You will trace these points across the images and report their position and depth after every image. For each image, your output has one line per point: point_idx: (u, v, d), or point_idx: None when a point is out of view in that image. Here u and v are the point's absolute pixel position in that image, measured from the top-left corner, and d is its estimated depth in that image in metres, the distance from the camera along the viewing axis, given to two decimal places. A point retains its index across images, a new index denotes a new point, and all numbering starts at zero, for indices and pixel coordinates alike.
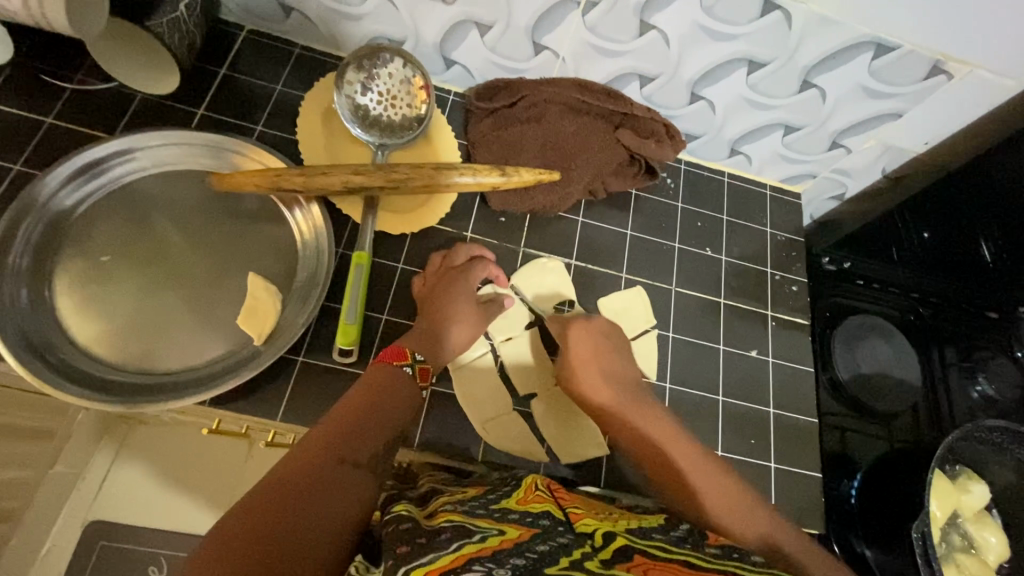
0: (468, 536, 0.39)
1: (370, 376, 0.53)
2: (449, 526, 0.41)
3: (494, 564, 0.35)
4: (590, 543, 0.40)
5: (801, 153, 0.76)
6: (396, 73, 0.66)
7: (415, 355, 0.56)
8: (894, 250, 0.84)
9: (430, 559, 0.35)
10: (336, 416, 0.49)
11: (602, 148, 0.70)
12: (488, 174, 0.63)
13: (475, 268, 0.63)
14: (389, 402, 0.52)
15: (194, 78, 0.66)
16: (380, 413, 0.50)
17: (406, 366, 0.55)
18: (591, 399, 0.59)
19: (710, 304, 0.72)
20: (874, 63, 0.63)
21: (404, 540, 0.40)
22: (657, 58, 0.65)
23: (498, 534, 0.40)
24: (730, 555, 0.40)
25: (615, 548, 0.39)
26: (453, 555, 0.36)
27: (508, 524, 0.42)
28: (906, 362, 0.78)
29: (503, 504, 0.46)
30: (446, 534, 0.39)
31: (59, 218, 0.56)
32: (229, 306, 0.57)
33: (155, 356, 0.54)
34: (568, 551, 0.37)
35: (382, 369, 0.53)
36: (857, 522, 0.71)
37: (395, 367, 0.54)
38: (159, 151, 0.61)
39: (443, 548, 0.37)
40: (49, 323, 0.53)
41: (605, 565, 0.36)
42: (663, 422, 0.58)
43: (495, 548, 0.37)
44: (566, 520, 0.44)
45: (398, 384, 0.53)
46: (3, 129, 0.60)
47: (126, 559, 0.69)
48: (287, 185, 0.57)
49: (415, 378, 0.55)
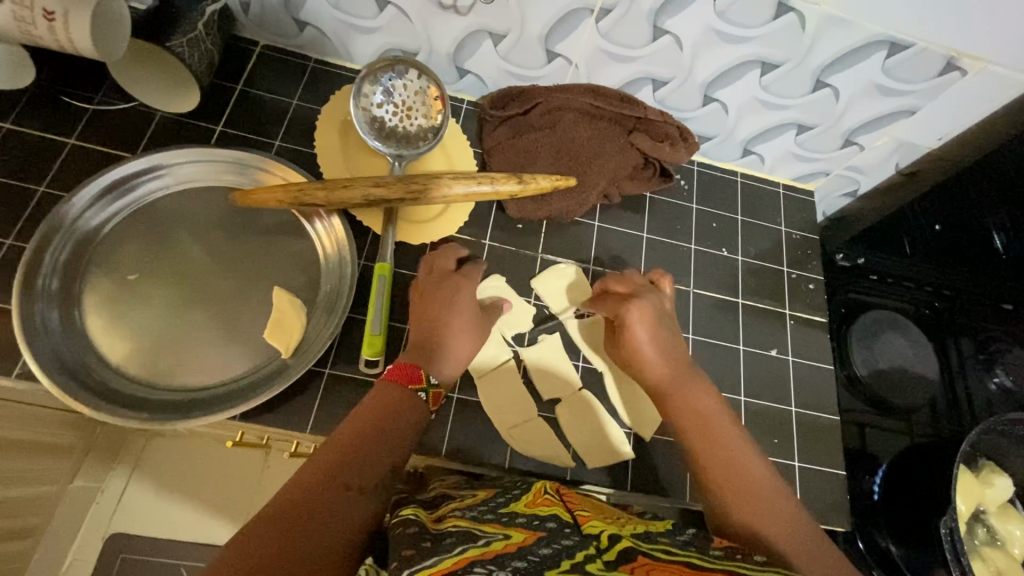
0: (474, 541, 0.39)
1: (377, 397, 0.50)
2: (455, 532, 0.42)
3: (496, 566, 0.35)
4: (595, 545, 0.39)
5: (814, 152, 0.76)
6: (410, 84, 0.66)
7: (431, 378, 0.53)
8: (907, 243, 0.83)
9: (435, 560, 0.36)
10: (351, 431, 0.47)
11: (616, 152, 0.71)
12: (506, 182, 0.63)
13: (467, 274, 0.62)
14: (398, 423, 0.49)
15: (210, 94, 0.67)
16: (388, 434, 0.48)
17: (423, 392, 0.52)
18: (642, 372, 0.60)
19: (728, 304, 0.72)
20: (887, 62, 0.63)
21: (409, 543, 0.39)
22: (670, 62, 0.66)
23: (503, 538, 0.41)
24: (734, 557, 0.40)
25: (620, 549, 0.39)
26: (455, 558, 0.36)
27: (515, 529, 0.42)
28: (922, 352, 0.79)
29: (511, 507, 0.47)
30: (450, 539, 0.40)
31: (85, 238, 0.57)
32: (255, 322, 0.58)
33: (182, 372, 0.55)
34: (570, 555, 0.37)
35: (395, 390, 0.51)
36: (881, 520, 0.72)
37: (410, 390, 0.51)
38: (183, 168, 0.61)
39: (448, 551, 0.37)
40: (80, 343, 0.54)
41: (607, 567, 0.36)
42: (735, 440, 0.54)
43: (498, 552, 0.37)
44: (572, 522, 0.44)
45: (411, 405, 0.51)
46: (24, 149, 0.61)
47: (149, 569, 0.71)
48: (309, 199, 0.58)
49: (429, 403, 0.52)
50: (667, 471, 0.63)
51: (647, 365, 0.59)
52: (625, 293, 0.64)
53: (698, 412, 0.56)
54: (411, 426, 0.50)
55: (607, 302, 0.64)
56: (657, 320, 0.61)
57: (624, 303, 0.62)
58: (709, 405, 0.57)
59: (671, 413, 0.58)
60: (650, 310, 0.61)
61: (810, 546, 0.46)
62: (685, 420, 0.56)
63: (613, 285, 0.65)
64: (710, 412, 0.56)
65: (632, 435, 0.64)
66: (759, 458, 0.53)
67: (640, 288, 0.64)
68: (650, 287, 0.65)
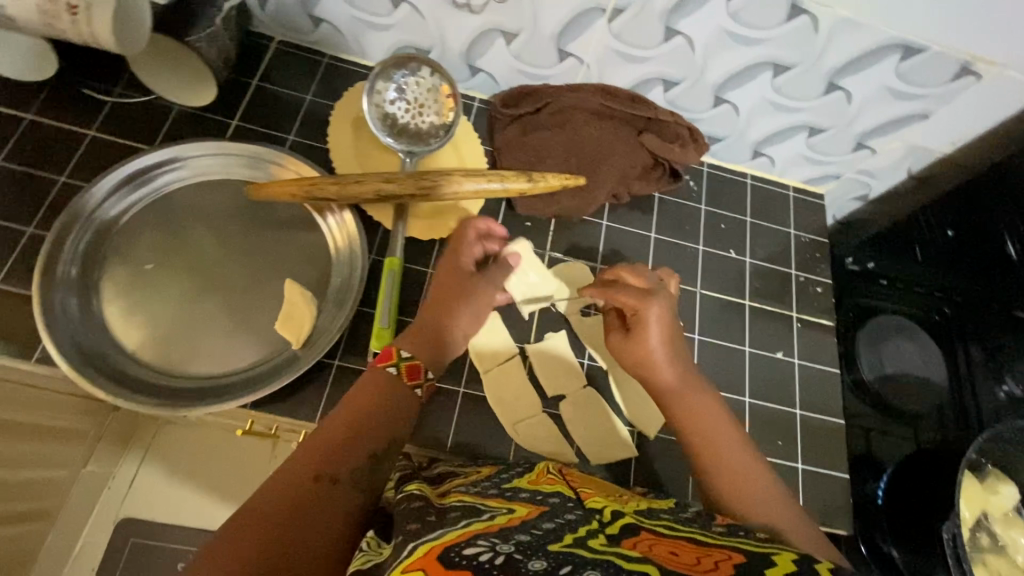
0: (478, 514, 0.40)
1: (362, 386, 0.51)
2: (459, 505, 0.42)
3: (499, 539, 0.35)
4: (597, 520, 0.40)
5: (825, 155, 0.76)
6: (423, 82, 0.67)
7: (403, 353, 0.53)
8: (918, 249, 0.84)
9: (439, 533, 0.36)
10: (336, 424, 0.48)
11: (627, 151, 0.71)
12: (515, 180, 0.63)
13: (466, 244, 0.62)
14: (382, 413, 0.50)
15: (227, 89, 0.68)
16: (373, 423, 0.49)
17: (393, 366, 0.52)
18: (654, 371, 0.58)
19: (734, 305, 0.72)
20: (901, 65, 0.63)
21: (413, 516, 0.40)
22: (682, 63, 0.66)
23: (507, 512, 0.41)
24: (736, 533, 0.40)
25: (622, 524, 0.40)
26: (458, 531, 0.36)
27: (518, 503, 0.43)
28: (931, 360, 0.79)
29: (514, 483, 0.48)
30: (456, 512, 0.41)
31: (104, 227, 0.59)
32: (267, 314, 0.59)
33: (195, 360, 0.56)
34: (572, 530, 0.38)
35: (374, 375, 0.51)
36: (883, 523, 0.72)
37: (380, 370, 0.52)
38: (200, 161, 0.62)
39: (453, 524, 0.38)
40: (97, 330, 0.55)
41: (609, 542, 0.36)
42: (732, 437, 0.55)
43: (502, 526, 0.38)
44: (575, 498, 0.45)
45: (389, 391, 0.51)
46: (45, 141, 0.63)
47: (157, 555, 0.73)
48: (321, 194, 0.59)
49: (403, 378, 0.52)
50: (670, 470, 0.63)
51: (656, 365, 0.59)
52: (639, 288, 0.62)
53: (699, 412, 0.56)
54: (393, 417, 0.50)
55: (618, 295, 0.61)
56: (666, 320, 0.60)
57: (641, 299, 0.60)
58: (709, 406, 0.57)
59: (671, 412, 0.57)
60: (666, 311, 0.60)
61: (801, 526, 0.49)
62: (686, 419, 0.56)
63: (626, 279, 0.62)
64: (710, 413, 0.56)
65: (636, 432, 0.64)
66: (754, 455, 0.54)
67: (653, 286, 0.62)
68: (660, 285, 0.63)
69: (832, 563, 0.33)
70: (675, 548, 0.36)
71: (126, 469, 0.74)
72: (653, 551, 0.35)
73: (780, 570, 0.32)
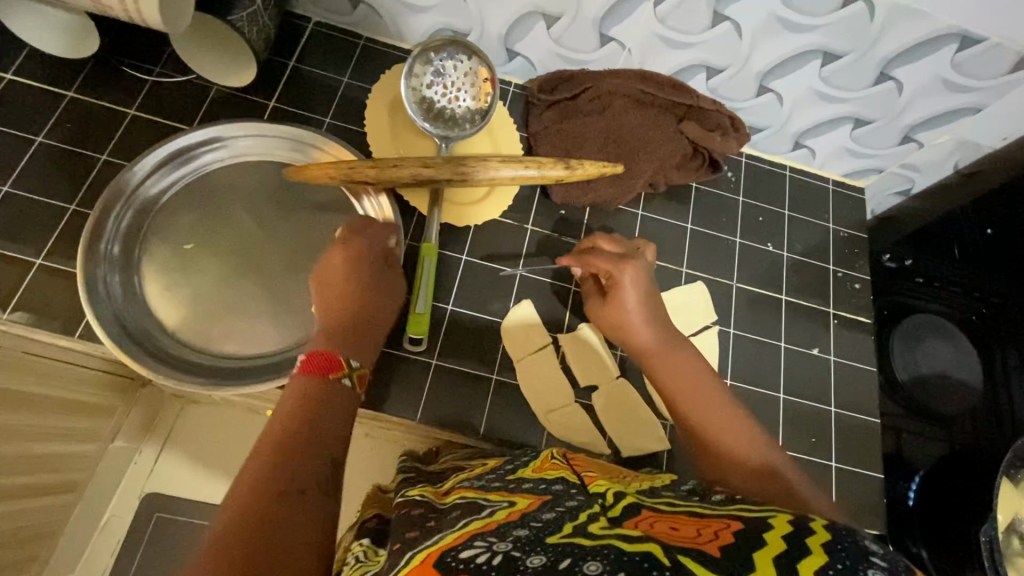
0: (478, 512, 0.39)
1: (299, 393, 0.45)
2: (461, 504, 0.42)
3: (496, 538, 0.34)
4: (600, 504, 0.39)
5: (868, 147, 0.74)
6: (461, 66, 0.66)
7: (351, 362, 0.48)
8: (956, 248, 0.81)
9: (436, 540, 0.36)
10: (277, 437, 0.42)
11: (666, 140, 0.69)
12: (552, 167, 0.62)
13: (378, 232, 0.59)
14: (329, 413, 0.45)
15: (264, 70, 0.68)
16: (323, 422, 0.44)
17: (344, 378, 0.47)
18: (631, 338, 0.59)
19: (770, 300, 0.71)
20: (957, 55, 0.60)
21: (413, 524, 0.40)
22: (727, 50, 0.64)
23: (508, 506, 0.40)
24: (733, 498, 0.39)
25: (624, 506, 0.39)
26: (455, 535, 0.35)
27: (521, 494, 0.42)
28: (966, 361, 0.78)
29: (519, 472, 0.47)
30: (455, 513, 0.40)
31: (145, 205, 0.59)
32: (304, 297, 0.59)
33: (232, 340, 0.56)
34: (574, 517, 0.37)
35: (312, 380, 0.46)
36: (914, 524, 0.72)
37: (329, 378, 0.46)
38: (239, 141, 0.62)
39: (451, 528, 0.37)
40: (139, 307, 0.56)
41: (610, 525, 0.35)
42: (721, 400, 0.54)
43: (501, 522, 0.37)
44: (578, 483, 0.44)
45: (328, 395, 0.46)
46: (88, 118, 0.63)
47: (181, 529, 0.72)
48: (359, 177, 0.58)
49: (354, 388, 0.48)
50: None
51: (630, 328, 0.59)
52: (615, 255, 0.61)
53: (683, 375, 0.56)
54: (335, 422, 0.45)
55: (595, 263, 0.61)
56: (639, 282, 0.59)
57: (613, 262, 0.60)
58: (694, 370, 0.56)
59: (656, 377, 0.57)
60: (641, 276, 0.60)
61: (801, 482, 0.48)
62: (671, 385, 0.56)
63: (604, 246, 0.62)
64: (694, 376, 0.56)
65: (668, 425, 0.64)
66: (738, 415, 0.53)
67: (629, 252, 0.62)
68: (635, 251, 0.62)
69: (826, 518, 0.31)
70: (676, 522, 0.34)
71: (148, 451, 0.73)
72: (654, 528, 0.34)
73: (776, 534, 0.30)
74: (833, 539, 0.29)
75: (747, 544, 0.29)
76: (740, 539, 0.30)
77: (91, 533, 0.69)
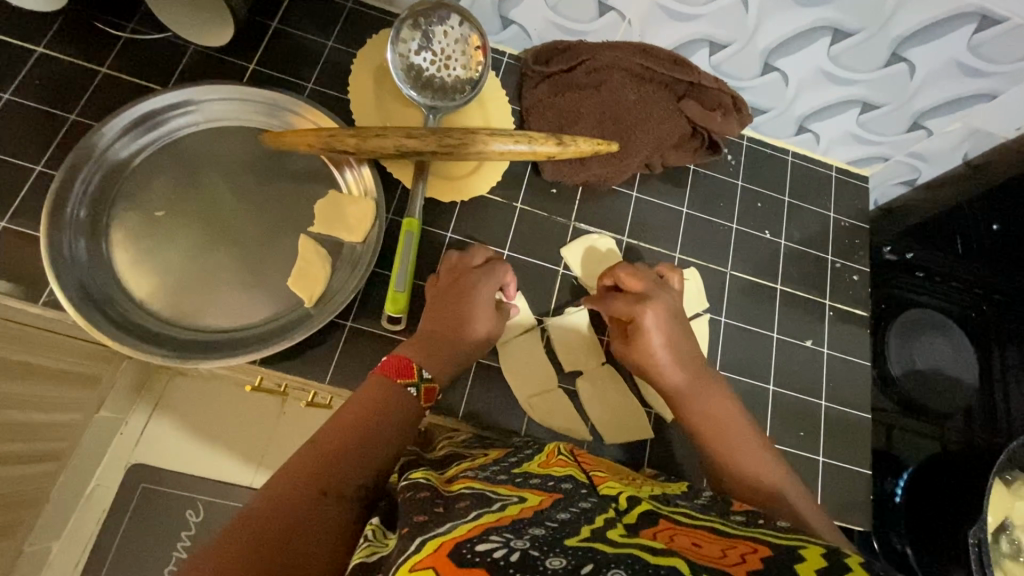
0: (489, 505, 0.38)
1: (366, 394, 0.49)
2: (467, 493, 0.41)
3: (512, 534, 0.33)
4: (614, 508, 0.39)
5: (876, 134, 0.71)
6: (452, 31, 0.63)
7: (423, 373, 0.51)
8: (959, 241, 0.79)
9: (449, 527, 0.34)
10: (334, 434, 0.45)
11: (664, 118, 0.66)
12: (544, 143, 0.59)
13: (494, 268, 0.59)
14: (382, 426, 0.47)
15: (245, 30, 0.65)
16: (377, 435, 0.46)
17: (411, 387, 0.50)
18: (656, 377, 0.57)
19: (765, 290, 0.69)
20: (975, 37, 0.57)
21: (419, 507, 0.38)
22: (733, 24, 0.61)
23: (519, 501, 0.39)
24: (755, 521, 0.38)
25: (640, 513, 0.39)
26: (469, 525, 0.34)
27: (530, 490, 0.41)
28: (964, 358, 0.75)
29: (524, 467, 0.46)
30: (464, 503, 0.39)
31: (115, 169, 0.56)
32: (280, 270, 0.57)
33: (203, 313, 0.54)
34: (590, 520, 0.36)
35: (384, 384, 0.49)
36: (901, 522, 0.70)
37: (397, 385, 0.50)
38: (214, 105, 0.59)
39: (462, 516, 0.36)
40: (106, 275, 0.53)
41: (628, 533, 0.35)
42: (745, 432, 0.53)
43: (514, 517, 0.36)
44: (588, 484, 0.43)
45: (392, 403, 0.48)
46: (57, 75, 0.60)
47: (162, 502, 0.70)
48: (340, 146, 0.56)
49: (419, 399, 0.50)
50: (685, 454, 0.61)
51: (661, 370, 0.56)
52: (638, 292, 0.58)
53: (709, 412, 0.54)
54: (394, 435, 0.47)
55: (617, 301, 0.58)
56: (665, 316, 0.57)
57: (638, 304, 0.57)
58: (719, 404, 0.55)
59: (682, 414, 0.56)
60: (665, 311, 0.57)
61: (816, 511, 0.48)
62: (696, 421, 0.54)
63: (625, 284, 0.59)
64: (719, 408, 0.55)
65: (653, 414, 0.62)
66: (765, 448, 0.52)
67: (653, 286, 0.59)
68: (660, 283, 0.60)
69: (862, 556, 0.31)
70: (698, 539, 0.34)
71: (137, 417, 0.72)
72: (675, 543, 0.33)
73: (808, 565, 0.30)
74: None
75: (776, 573, 0.29)
76: (770, 567, 0.30)
77: (74, 504, 0.67)
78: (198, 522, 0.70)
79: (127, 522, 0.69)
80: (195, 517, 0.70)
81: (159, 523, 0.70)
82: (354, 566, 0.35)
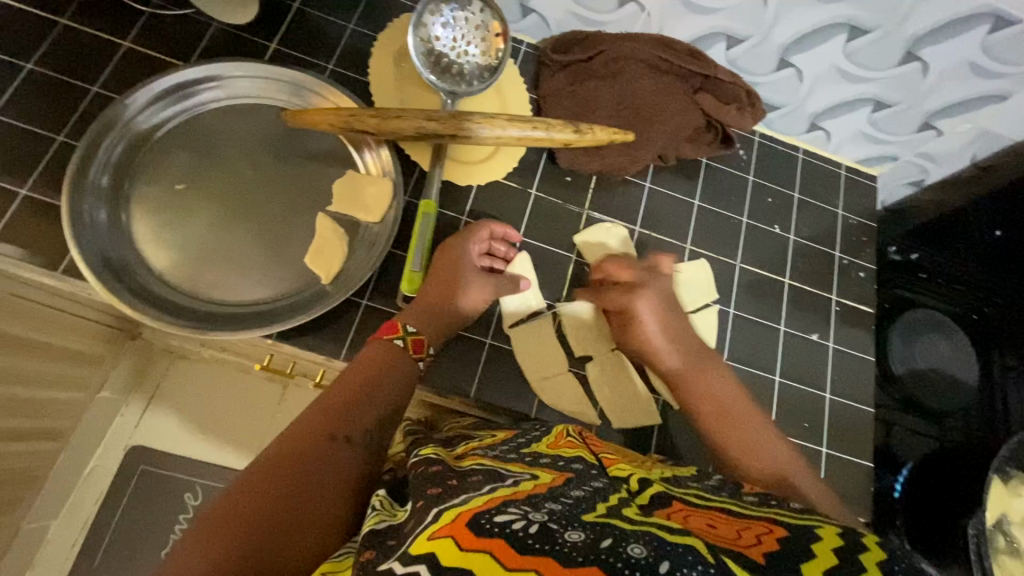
0: (503, 481, 0.39)
1: (364, 354, 0.50)
2: (479, 470, 0.41)
3: (529, 507, 0.33)
4: (625, 488, 0.40)
5: (886, 133, 0.72)
6: (472, 18, 0.64)
7: (409, 327, 0.53)
8: (962, 248, 0.81)
9: (464, 499, 0.35)
10: (344, 386, 0.48)
11: (680, 110, 0.67)
12: (562, 130, 0.60)
13: (475, 230, 0.60)
14: (387, 382, 0.49)
15: (268, 10, 0.65)
16: (382, 390, 0.48)
17: (399, 340, 0.52)
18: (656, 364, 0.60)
19: (774, 284, 0.69)
20: (989, 38, 0.58)
21: (433, 481, 0.39)
22: (752, 19, 0.62)
23: (532, 477, 0.40)
24: (767, 501, 0.39)
25: (652, 494, 0.39)
26: (485, 497, 0.35)
27: (541, 469, 0.42)
28: (964, 357, 0.76)
29: (534, 447, 0.47)
30: (478, 477, 0.39)
31: (138, 140, 0.57)
32: (298, 247, 0.57)
33: (220, 286, 0.55)
34: (603, 498, 0.37)
35: (375, 345, 0.51)
36: (900, 519, 0.70)
37: (386, 340, 0.51)
38: (240, 82, 0.60)
39: (476, 490, 0.37)
40: (126, 245, 0.54)
41: (642, 512, 0.35)
42: (747, 416, 0.55)
43: (529, 492, 0.36)
44: (598, 464, 0.44)
45: (393, 361, 0.50)
46: (79, 47, 0.61)
47: (162, 484, 0.71)
48: (360, 126, 0.56)
49: (408, 350, 0.52)
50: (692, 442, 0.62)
51: (659, 355, 0.60)
52: (632, 281, 0.62)
53: (710, 398, 0.57)
54: (396, 389, 0.49)
55: (609, 292, 0.62)
56: (658, 303, 0.61)
57: (628, 295, 0.61)
58: (719, 386, 0.58)
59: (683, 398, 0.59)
60: (656, 300, 0.61)
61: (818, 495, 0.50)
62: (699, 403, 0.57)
63: (618, 276, 0.63)
64: (717, 392, 0.57)
65: (661, 402, 0.63)
66: (769, 428, 0.54)
67: (645, 276, 0.63)
68: (651, 271, 0.63)
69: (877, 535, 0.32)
70: (712, 520, 0.35)
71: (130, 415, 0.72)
72: (690, 522, 0.34)
73: (825, 545, 0.31)
74: (889, 560, 0.29)
75: (791, 554, 0.30)
76: (786, 547, 0.30)
77: (73, 483, 0.68)
78: (195, 505, 0.71)
79: (127, 503, 0.70)
80: (193, 500, 0.70)
81: (159, 503, 0.70)
82: (364, 532, 0.35)
